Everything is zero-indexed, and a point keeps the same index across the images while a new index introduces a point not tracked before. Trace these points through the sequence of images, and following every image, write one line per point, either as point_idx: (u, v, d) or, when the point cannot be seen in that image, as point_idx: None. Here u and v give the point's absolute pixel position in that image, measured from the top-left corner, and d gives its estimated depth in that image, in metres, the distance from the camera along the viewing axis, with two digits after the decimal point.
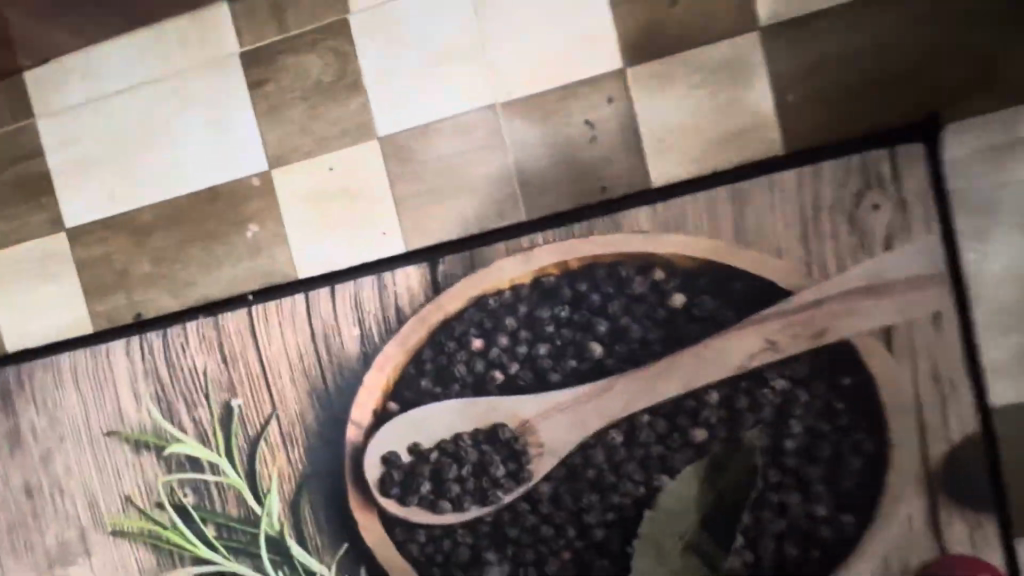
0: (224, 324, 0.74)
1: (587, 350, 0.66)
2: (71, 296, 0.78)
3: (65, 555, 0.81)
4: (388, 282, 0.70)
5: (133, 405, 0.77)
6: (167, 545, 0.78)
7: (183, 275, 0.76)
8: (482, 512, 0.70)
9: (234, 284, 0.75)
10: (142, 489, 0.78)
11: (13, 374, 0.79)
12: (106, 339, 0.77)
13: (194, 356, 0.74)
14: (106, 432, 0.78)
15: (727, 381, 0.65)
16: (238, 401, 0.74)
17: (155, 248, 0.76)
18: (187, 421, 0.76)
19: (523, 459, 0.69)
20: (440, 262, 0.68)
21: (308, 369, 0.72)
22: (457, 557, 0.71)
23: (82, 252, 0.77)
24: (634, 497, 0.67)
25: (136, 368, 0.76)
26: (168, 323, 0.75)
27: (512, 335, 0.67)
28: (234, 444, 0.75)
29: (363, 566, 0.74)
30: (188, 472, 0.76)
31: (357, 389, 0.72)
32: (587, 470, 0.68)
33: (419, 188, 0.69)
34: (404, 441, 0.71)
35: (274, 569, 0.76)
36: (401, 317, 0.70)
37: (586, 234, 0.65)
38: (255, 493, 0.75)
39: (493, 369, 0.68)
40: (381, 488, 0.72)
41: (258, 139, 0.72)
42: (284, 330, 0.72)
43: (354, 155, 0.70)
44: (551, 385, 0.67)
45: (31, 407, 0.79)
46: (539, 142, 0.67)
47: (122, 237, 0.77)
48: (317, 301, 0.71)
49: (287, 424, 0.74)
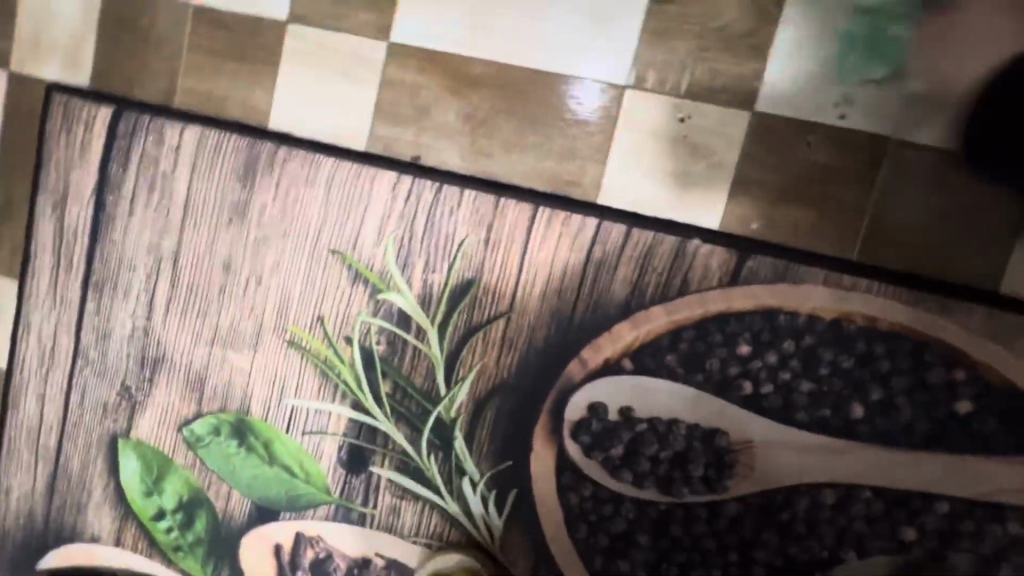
0: (504, 208, 0.72)
1: (847, 409, 0.65)
2: (362, 106, 0.76)
3: (231, 337, 0.80)
4: (687, 253, 0.68)
5: (373, 239, 0.75)
6: (336, 378, 0.78)
7: (484, 141, 0.73)
8: (658, 497, 0.70)
9: (531, 176, 0.72)
10: (339, 316, 0.77)
11: (267, 151, 0.77)
12: (378, 164, 0.74)
13: (458, 223, 0.73)
14: (332, 250, 0.76)
15: (964, 501, 0.63)
16: (479, 284, 0.73)
17: (468, 104, 0.73)
18: (417, 276, 0.74)
19: (726, 471, 0.69)
20: (750, 258, 0.66)
21: (561, 289, 0.71)
22: (609, 524, 0.72)
23: (393, 71, 0.75)
24: (814, 556, 0.67)
25: (394, 206, 0.74)
26: (448, 180, 0.73)
27: (781, 358, 0.66)
28: (452, 321, 0.74)
29: (514, 488, 0.74)
30: (394, 324, 0.75)
31: (600, 330, 0.70)
32: (782, 512, 0.68)
33: (708, 171, 0.68)
34: (619, 400, 0.70)
35: (426, 451, 0.76)
36: (682, 289, 0.68)
37: (911, 306, 0.63)
38: (447, 376, 0.74)
39: (745, 380, 0.67)
40: (573, 429, 0.72)
41: (631, 54, 0.69)
42: (560, 242, 0.70)
43: (668, 106, 0.69)
44: (792, 422, 0.67)
45: (270, 190, 0.77)
46: (908, 198, 0.64)
47: (444, 76, 0.74)
48: (609, 232, 0.69)
49: (515, 329, 0.72)
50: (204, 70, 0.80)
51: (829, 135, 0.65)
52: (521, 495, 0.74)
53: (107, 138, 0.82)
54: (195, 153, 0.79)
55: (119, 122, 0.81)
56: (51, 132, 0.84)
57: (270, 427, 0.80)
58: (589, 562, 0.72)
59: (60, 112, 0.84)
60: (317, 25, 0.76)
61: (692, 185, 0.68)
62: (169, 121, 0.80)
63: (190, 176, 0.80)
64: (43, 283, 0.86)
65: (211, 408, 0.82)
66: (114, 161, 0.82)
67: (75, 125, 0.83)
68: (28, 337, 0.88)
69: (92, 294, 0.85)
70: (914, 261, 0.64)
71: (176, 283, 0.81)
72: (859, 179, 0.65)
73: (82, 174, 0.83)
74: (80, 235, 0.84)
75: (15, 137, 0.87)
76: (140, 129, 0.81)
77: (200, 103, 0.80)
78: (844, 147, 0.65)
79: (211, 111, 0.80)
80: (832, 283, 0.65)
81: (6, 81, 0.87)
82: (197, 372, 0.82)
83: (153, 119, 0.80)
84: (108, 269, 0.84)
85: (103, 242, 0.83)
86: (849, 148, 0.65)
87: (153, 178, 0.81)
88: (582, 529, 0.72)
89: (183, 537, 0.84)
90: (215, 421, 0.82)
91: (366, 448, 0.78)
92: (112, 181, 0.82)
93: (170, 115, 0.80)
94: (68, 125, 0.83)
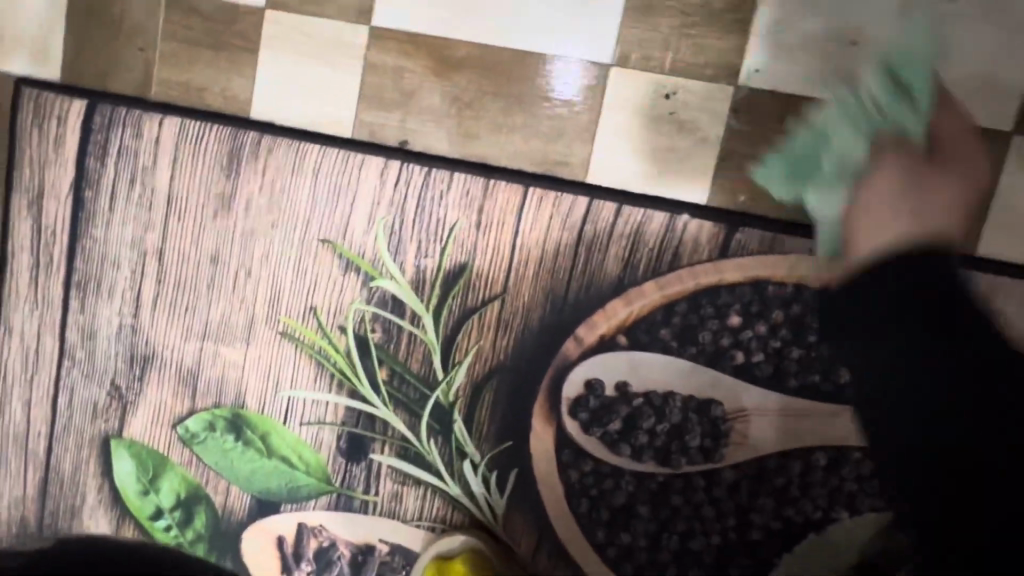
0: (494, 190, 0.72)
1: (836, 373, 0.67)
2: (345, 92, 0.75)
3: (223, 331, 0.79)
4: (677, 228, 0.69)
5: (364, 226, 0.74)
6: (331, 368, 0.77)
7: (471, 123, 0.73)
8: (657, 469, 0.72)
9: (520, 157, 0.72)
10: (332, 305, 0.76)
11: (251, 140, 0.76)
12: (365, 150, 0.74)
13: (448, 207, 0.72)
14: (322, 239, 0.75)
15: None
16: (473, 268, 0.73)
17: (453, 86, 0.73)
18: (409, 262, 0.74)
19: (721, 440, 0.70)
20: (739, 231, 0.68)
21: (555, 269, 0.71)
22: (610, 498, 0.73)
23: (375, 55, 0.74)
24: (808, 517, 0.70)
25: (384, 191, 0.73)
26: (437, 164, 0.73)
27: (772, 328, 0.68)
28: (446, 306, 0.74)
29: (514, 468, 0.75)
30: (388, 310, 0.75)
31: (594, 309, 0.71)
32: (776, 477, 0.70)
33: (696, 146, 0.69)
34: (616, 375, 0.71)
35: (426, 436, 0.76)
36: (673, 264, 0.69)
37: None
38: (444, 360, 0.75)
39: (737, 350, 0.68)
40: (571, 407, 0.73)
41: (615, 31, 0.69)
42: (552, 222, 0.71)
43: (654, 82, 0.69)
44: (784, 389, 0.68)
45: (256, 180, 0.76)
46: None
47: (429, 59, 0.73)
48: (600, 210, 0.70)
49: (510, 311, 0.73)
50: (181, 59, 0.78)
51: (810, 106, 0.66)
52: (522, 474, 0.75)
53: (82, 132, 0.80)
54: (176, 144, 0.78)
55: (94, 115, 0.79)
56: (23, 128, 0.81)
57: (266, 420, 0.80)
58: (591, 536, 0.74)
59: (30, 107, 0.81)
60: (296, 9, 0.75)
61: (680, 160, 0.69)
62: (147, 113, 0.78)
63: (172, 169, 0.78)
64: (23, 285, 0.84)
65: (206, 404, 0.81)
66: (91, 156, 0.80)
67: (48, 120, 0.81)
68: (10, 341, 0.86)
69: (75, 293, 0.83)
70: None
71: (163, 279, 0.80)
72: None
73: (57, 170, 0.81)
74: (59, 234, 0.82)
75: None
76: (117, 122, 0.79)
77: (178, 93, 0.78)
78: None
79: (189, 101, 0.78)
80: None
81: None
82: (189, 369, 0.81)
83: (130, 112, 0.78)
84: (90, 267, 0.82)
85: (83, 240, 0.81)
86: None
87: (133, 172, 0.79)
88: (583, 505, 0.74)
89: (183, 534, 0.84)
90: (210, 417, 0.81)
91: (365, 436, 0.78)
92: (89, 177, 0.80)
93: (147, 107, 0.78)
94: (40, 120, 0.81)
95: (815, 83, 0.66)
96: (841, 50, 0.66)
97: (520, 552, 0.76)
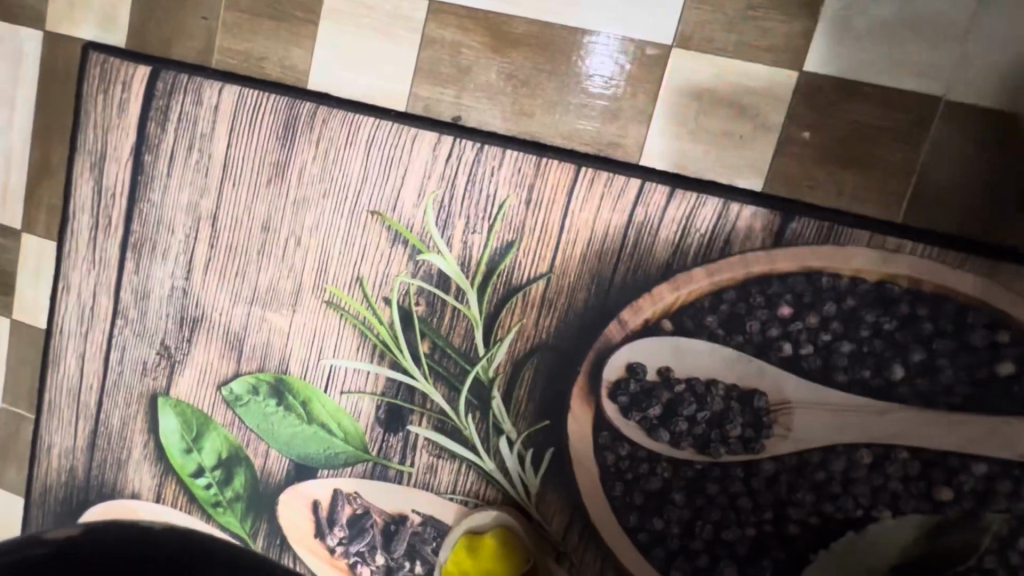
0: (546, 168, 0.72)
1: (889, 369, 0.66)
2: (402, 66, 0.75)
3: (270, 298, 0.81)
4: (730, 214, 0.68)
5: (413, 200, 0.75)
6: (373, 339, 0.78)
7: (526, 102, 0.73)
8: (694, 457, 0.71)
9: (573, 137, 0.72)
10: (378, 276, 0.77)
11: (307, 111, 0.77)
12: (419, 125, 0.75)
13: (499, 184, 0.73)
14: (372, 210, 0.77)
15: (1001, 463, 0.64)
16: (520, 245, 0.73)
17: (510, 63, 0.73)
18: (457, 239, 0.74)
19: (763, 431, 0.69)
20: (794, 220, 0.67)
21: (603, 251, 0.71)
22: (645, 483, 0.73)
23: (434, 30, 0.74)
24: (847, 515, 0.68)
25: (435, 166, 0.74)
26: (490, 141, 0.73)
27: (823, 321, 0.67)
28: (491, 283, 0.74)
29: (551, 447, 0.75)
30: (434, 285, 0.76)
31: (640, 292, 0.71)
32: (818, 471, 0.69)
33: (755, 133, 0.68)
34: (658, 361, 0.71)
35: (464, 411, 0.77)
36: (725, 251, 0.68)
37: (956, 268, 0.63)
38: (486, 336, 0.75)
39: (786, 341, 0.67)
40: (611, 390, 0.73)
41: (678, 12, 0.68)
42: (602, 204, 0.71)
43: (715, 66, 0.68)
44: (832, 384, 0.67)
45: (310, 151, 0.78)
46: (957, 158, 0.63)
47: (486, 35, 0.73)
48: (651, 193, 0.69)
49: (555, 290, 0.73)
50: (242, 29, 0.80)
51: (877, 95, 0.65)
52: (558, 454, 0.75)
53: (145, 98, 0.82)
54: (234, 112, 0.79)
55: (156, 81, 0.81)
56: (88, 92, 0.84)
57: (308, 386, 0.82)
58: (624, 519, 0.74)
59: (96, 70, 0.84)
60: None
61: (736, 146, 0.68)
62: (208, 80, 0.80)
63: (229, 136, 0.80)
64: (81, 243, 0.87)
65: (250, 367, 0.83)
66: (152, 121, 0.82)
67: (112, 84, 0.83)
68: (67, 298, 0.89)
69: (131, 254, 0.85)
70: (963, 223, 0.64)
71: (215, 243, 0.82)
72: (904, 139, 0.64)
73: (119, 133, 0.84)
74: (118, 195, 0.85)
75: (50, 97, 0.88)
76: (179, 88, 0.81)
77: (238, 62, 0.80)
78: (892, 104, 0.64)
79: (249, 70, 0.80)
80: (877, 245, 0.65)
81: (40, 40, 0.87)
82: (235, 332, 0.83)
83: (191, 79, 0.80)
84: (146, 229, 0.84)
85: (141, 203, 0.84)
86: (895, 105, 0.64)
87: (191, 139, 0.81)
88: (617, 488, 0.74)
89: (222, 493, 0.86)
90: (254, 380, 0.83)
91: (403, 408, 0.79)
92: (149, 141, 0.83)
93: (209, 74, 0.80)
94: (105, 84, 0.83)
95: (884, 70, 0.64)
96: (914, 36, 0.63)
97: (552, 532, 0.76)
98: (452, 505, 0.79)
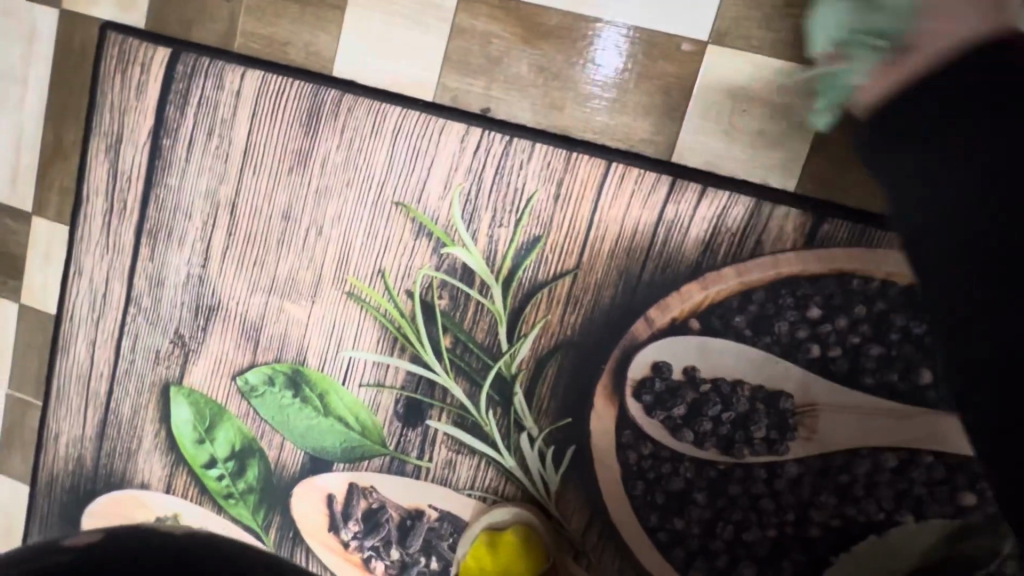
0: (576, 163, 0.71)
1: (916, 374, 0.66)
2: (430, 55, 0.74)
3: (289, 289, 0.80)
4: (762, 213, 0.67)
5: (439, 192, 0.74)
6: (395, 332, 0.77)
7: (557, 95, 0.72)
8: (717, 457, 0.71)
9: (604, 133, 0.71)
10: (401, 269, 0.76)
11: (332, 99, 0.76)
12: (447, 116, 0.73)
13: (528, 178, 0.72)
14: (396, 201, 0.75)
15: None
16: (547, 241, 0.72)
17: (542, 55, 0.72)
18: (482, 232, 0.73)
19: (787, 433, 0.69)
20: (826, 221, 0.66)
21: (632, 249, 0.70)
22: (667, 483, 0.73)
23: (464, 20, 0.73)
24: (870, 518, 0.68)
25: (463, 158, 0.73)
26: (519, 134, 0.72)
27: (852, 323, 0.66)
28: (516, 277, 0.73)
29: (573, 444, 0.75)
30: (458, 278, 0.75)
31: (668, 291, 0.70)
32: (842, 474, 0.68)
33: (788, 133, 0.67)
34: (684, 360, 0.71)
35: (485, 406, 0.76)
36: (755, 251, 0.68)
37: None
38: (510, 332, 0.74)
39: (814, 343, 0.67)
40: (635, 389, 0.72)
41: (715, 8, 0.67)
42: (632, 201, 0.70)
43: (750, 64, 0.67)
44: (859, 387, 0.67)
45: (334, 139, 0.76)
46: None
47: (518, 26, 0.72)
48: (682, 191, 0.69)
49: (581, 286, 0.72)
50: (267, 13, 0.78)
51: None
52: (579, 452, 0.74)
53: (164, 81, 0.80)
54: (256, 98, 0.78)
55: (176, 64, 0.80)
56: (105, 73, 0.82)
57: (326, 378, 0.81)
58: (644, 519, 0.73)
59: (114, 51, 0.82)
60: None
61: (769, 146, 0.68)
62: (230, 65, 0.78)
63: (251, 122, 0.78)
64: (95, 228, 0.85)
65: (267, 358, 0.82)
66: (171, 105, 0.80)
67: (131, 66, 0.81)
68: (78, 283, 0.87)
69: (146, 240, 0.84)
70: None
71: (233, 231, 0.81)
72: None
73: (137, 116, 0.82)
74: (133, 180, 0.83)
75: (65, 77, 0.86)
76: (199, 72, 0.79)
77: (261, 47, 0.78)
78: None
79: (272, 55, 0.78)
80: None
81: (56, 18, 0.85)
82: (253, 323, 0.82)
83: (213, 63, 0.79)
84: (162, 215, 0.83)
85: (157, 188, 0.82)
86: None
87: (211, 124, 0.80)
88: (639, 487, 0.73)
89: (234, 485, 0.85)
90: (270, 371, 0.82)
91: (423, 402, 0.78)
92: (168, 125, 0.81)
93: (231, 57, 0.78)
94: (123, 66, 0.81)
95: None
96: None
97: (571, 529, 0.76)
98: (470, 501, 0.78)
